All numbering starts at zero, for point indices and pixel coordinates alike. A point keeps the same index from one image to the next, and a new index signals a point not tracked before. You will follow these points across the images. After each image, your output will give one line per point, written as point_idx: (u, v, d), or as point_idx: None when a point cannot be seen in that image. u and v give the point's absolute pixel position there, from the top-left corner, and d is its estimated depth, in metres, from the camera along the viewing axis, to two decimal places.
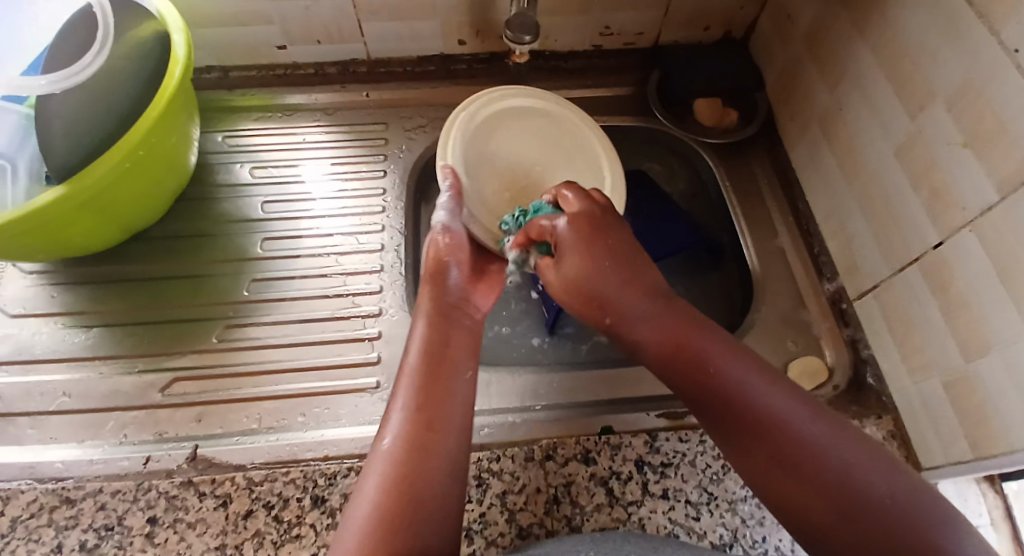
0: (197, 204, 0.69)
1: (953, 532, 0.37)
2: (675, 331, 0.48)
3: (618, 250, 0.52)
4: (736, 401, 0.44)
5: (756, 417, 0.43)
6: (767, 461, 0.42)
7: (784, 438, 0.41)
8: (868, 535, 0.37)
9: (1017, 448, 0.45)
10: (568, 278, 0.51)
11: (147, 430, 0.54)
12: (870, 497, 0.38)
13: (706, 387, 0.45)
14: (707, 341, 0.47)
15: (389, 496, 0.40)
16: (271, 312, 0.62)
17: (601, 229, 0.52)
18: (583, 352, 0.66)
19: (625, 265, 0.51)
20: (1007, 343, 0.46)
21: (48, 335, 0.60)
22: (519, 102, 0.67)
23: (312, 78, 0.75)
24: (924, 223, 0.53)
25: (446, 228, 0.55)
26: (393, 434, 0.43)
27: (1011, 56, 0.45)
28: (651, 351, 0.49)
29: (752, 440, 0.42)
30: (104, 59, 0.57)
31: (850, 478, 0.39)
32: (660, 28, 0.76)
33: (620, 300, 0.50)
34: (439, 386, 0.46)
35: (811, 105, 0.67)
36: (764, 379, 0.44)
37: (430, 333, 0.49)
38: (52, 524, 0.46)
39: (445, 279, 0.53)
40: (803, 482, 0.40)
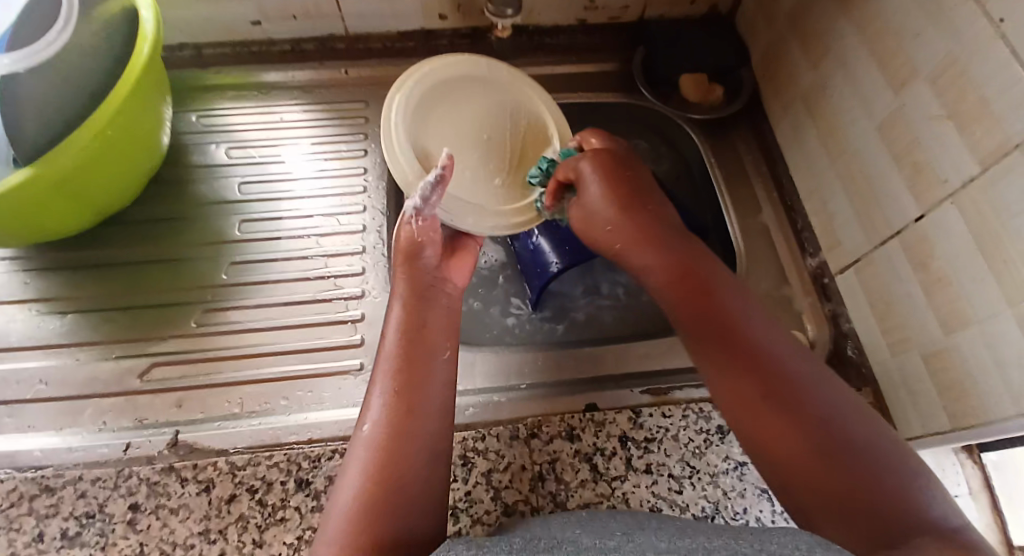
0: (173, 186, 0.67)
1: (930, 499, 0.38)
2: (683, 262, 0.50)
3: (651, 199, 0.54)
4: (749, 340, 0.45)
5: (761, 358, 0.44)
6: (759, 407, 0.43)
7: (778, 378, 0.43)
8: (848, 494, 0.39)
9: (995, 419, 0.46)
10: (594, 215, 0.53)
11: (128, 417, 0.54)
12: (855, 459, 0.40)
13: (718, 326, 0.46)
14: (711, 276, 0.49)
15: (371, 483, 0.41)
16: (251, 296, 0.61)
17: (639, 181, 0.55)
18: (558, 332, 0.65)
19: (650, 208, 0.54)
20: (987, 315, 0.46)
21: (22, 323, 0.59)
22: (436, 79, 0.58)
23: (289, 55, 0.73)
24: (906, 199, 0.53)
25: (417, 212, 0.51)
26: (371, 420, 0.44)
27: (996, 27, 0.44)
28: (660, 278, 0.51)
29: (745, 374, 0.44)
30: (70, 35, 0.54)
31: (840, 436, 0.41)
32: (645, 3, 0.75)
33: (639, 237, 0.52)
34: (416, 369, 0.46)
35: (795, 81, 0.67)
36: (774, 327, 0.47)
37: (407, 317, 0.48)
38: (33, 513, 0.46)
39: (419, 260, 0.51)
40: (791, 436, 0.41)
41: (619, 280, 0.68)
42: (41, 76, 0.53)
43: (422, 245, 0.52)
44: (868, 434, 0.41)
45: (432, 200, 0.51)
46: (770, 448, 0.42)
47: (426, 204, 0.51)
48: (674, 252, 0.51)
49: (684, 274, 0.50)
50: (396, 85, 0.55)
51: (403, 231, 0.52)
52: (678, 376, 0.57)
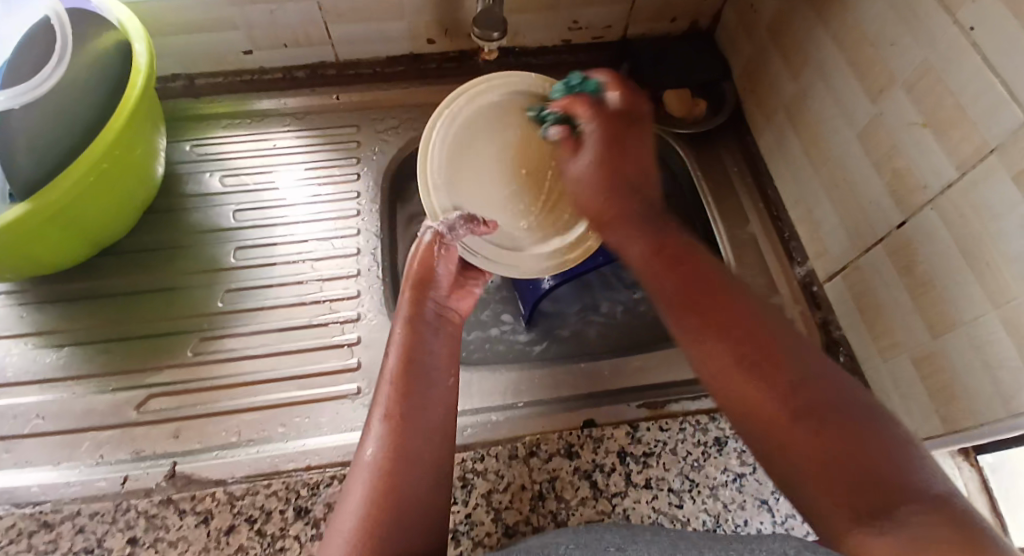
0: (167, 215, 0.68)
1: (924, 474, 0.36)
2: (657, 239, 0.49)
3: (625, 161, 0.52)
4: (736, 311, 0.43)
5: (738, 320, 0.43)
6: (734, 359, 0.41)
7: (754, 340, 0.42)
8: (832, 456, 0.37)
9: (987, 422, 0.47)
10: (586, 172, 0.53)
11: (125, 449, 0.53)
12: (844, 423, 0.38)
13: (702, 298, 0.44)
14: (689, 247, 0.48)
15: (374, 507, 0.41)
16: (248, 322, 0.62)
17: (620, 142, 0.52)
18: (532, 353, 0.65)
19: (625, 169, 0.52)
20: (973, 318, 0.47)
21: (19, 357, 0.59)
22: (497, 94, 0.59)
23: (281, 83, 0.74)
24: (887, 204, 0.54)
25: (443, 235, 0.53)
26: (374, 444, 0.44)
27: (967, 35, 0.46)
28: (634, 245, 0.50)
29: (727, 336, 0.42)
30: (65, 70, 0.56)
31: (830, 407, 0.38)
32: (628, 21, 0.76)
33: (616, 206, 0.51)
34: (416, 394, 0.46)
35: (777, 93, 0.68)
36: (739, 282, 0.46)
37: (409, 338, 0.49)
38: (32, 549, 0.46)
39: (428, 286, 0.52)
40: (774, 394, 0.40)
41: (617, 298, 0.69)
42: (37, 111, 0.55)
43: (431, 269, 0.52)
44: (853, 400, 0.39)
45: (462, 235, 0.54)
46: (766, 435, 0.40)
47: (451, 229, 0.53)
48: (644, 214, 0.50)
49: (658, 241, 0.48)
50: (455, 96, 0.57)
51: (427, 242, 0.52)
52: (675, 388, 0.58)
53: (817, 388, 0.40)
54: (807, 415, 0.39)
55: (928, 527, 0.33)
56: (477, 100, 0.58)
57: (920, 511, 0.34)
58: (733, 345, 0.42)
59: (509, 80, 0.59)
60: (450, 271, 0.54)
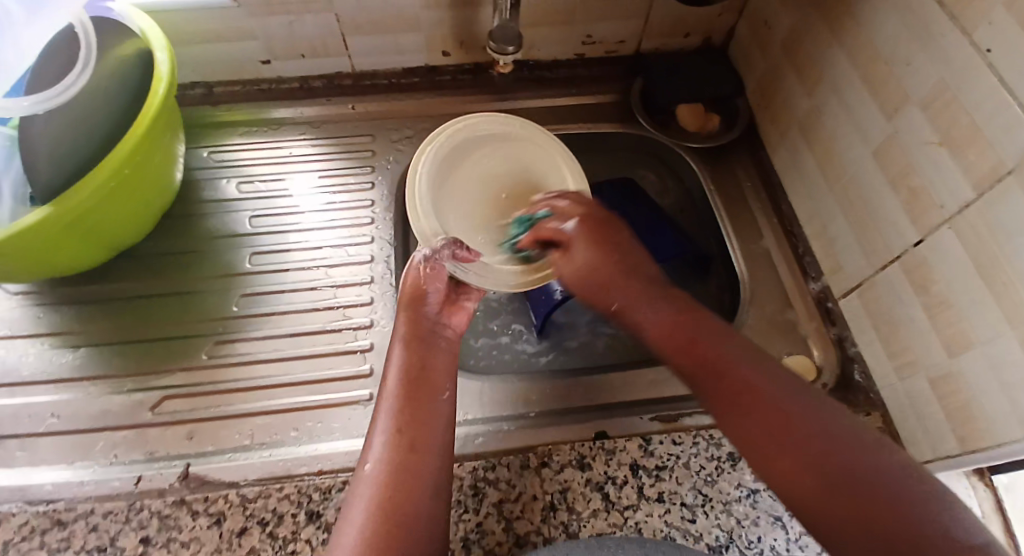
0: (184, 220, 0.69)
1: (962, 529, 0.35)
2: (677, 319, 0.49)
3: (626, 248, 0.54)
4: (759, 386, 0.43)
5: (761, 391, 0.43)
6: (761, 427, 0.41)
7: (778, 411, 0.41)
8: (870, 519, 0.36)
9: (1004, 441, 0.46)
10: (580, 264, 0.54)
11: (138, 450, 0.54)
12: (878, 484, 0.37)
13: (731, 377, 0.44)
14: (706, 324, 0.48)
15: (376, 519, 0.41)
16: (261, 327, 0.62)
17: (607, 228, 0.55)
18: (538, 363, 0.66)
19: (627, 258, 0.54)
20: (988, 337, 0.47)
21: (35, 356, 0.59)
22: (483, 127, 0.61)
23: (298, 92, 0.75)
24: (903, 222, 0.54)
25: (427, 259, 0.54)
26: (374, 459, 0.44)
27: (983, 56, 0.46)
28: (658, 334, 0.49)
29: (752, 406, 0.42)
30: (86, 79, 0.56)
31: (862, 470, 0.38)
32: (642, 37, 0.77)
33: (630, 291, 0.52)
34: (418, 410, 0.46)
35: (791, 110, 0.69)
36: (756, 356, 0.45)
37: (409, 355, 0.50)
38: (44, 547, 0.46)
39: (421, 305, 0.53)
40: (802, 460, 0.39)
41: None
42: (60, 124, 0.56)
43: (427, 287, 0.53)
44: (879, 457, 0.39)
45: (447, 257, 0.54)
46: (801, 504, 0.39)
47: (434, 252, 0.54)
48: (660, 302, 0.51)
49: (673, 321, 0.49)
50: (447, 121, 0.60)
51: (415, 264, 0.54)
52: (688, 401, 0.58)
53: (847, 448, 0.39)
54: (839, 482, 0.38)
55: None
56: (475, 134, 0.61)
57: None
58: (760, 427, 0.41)
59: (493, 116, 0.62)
60: (441, 289, 0.54)
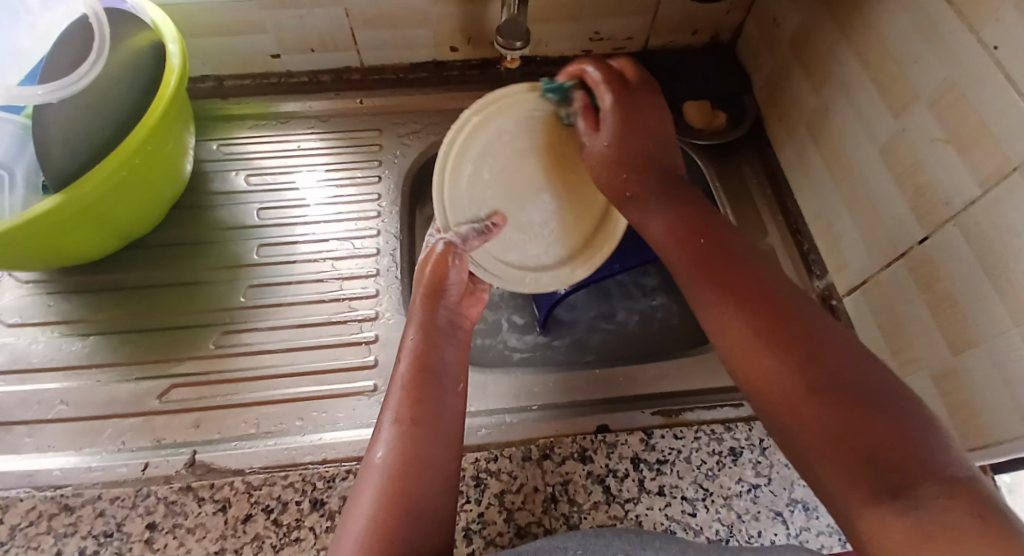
0: (194, 211, 0.69)
1: (946, 454, 0.35)
2: (687, 234, 0.49)
3: (657, 141, 0.54)
4: (763, 295, 0.43)
5: (765, 300, 0.43)
6: (754, 337, 0.42)
7: (780, 320, 0.42)
8: (860, 432, 0.36)
9: (1007, 437, 0.46)
10: (607, 146, 0.52)
11: (145, 437, 0.54)
12: (867, 395, 0.37)
13: (739, 286, 0.44)
14: (720, 239, 0.48)
15: (385, 506, 0.41)
16: (268, 318, 0.63)
17: (636, 117, 0.53)
18: (512, 358, 0.66)
19: (656, 157, 0.53)
20: (992, 335, 0.47)
21: (44, 344, 0.60)
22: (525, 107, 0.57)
23: (307, 86, 0.76)
24: (909, 219, 0.54)
25: (457, 256, 0.54)
26: (385, 446, 0.44)
27: (991, 53, 0.46)
28: (669, 244, 0.49)
29: (753, 310, 0.43)
30: (100, 69, 0.57)
31: (852, 384, 0.38)
32: (650, 33, 0.77)
33: (645, 187, 0.52)
34: (429, 400, 0.47)
35: (798, 107, 0.68)
36: (760, 280, 0.45)
37: (425, 342, 0.50)
38: (51, 532, 0.46)
39: (442, 296, 0.53)
40: (792, 370, 0.39)
41: (634, 308, 0.70)
42: (70, 104, 0.57)
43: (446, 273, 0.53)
44: (880, 381, 0.38)
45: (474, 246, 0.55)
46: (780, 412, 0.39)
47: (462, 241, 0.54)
48: (667, 212, 0.50)
49: (683, 235, 0.49)
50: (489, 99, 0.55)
51: (440, 250, 0.53)
52: (688, 397, 0.58)
53: (840, 365, 0.39)
54: (835, 397, 0.37)
55: (947, 505, 0.32)
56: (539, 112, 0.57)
57: (938, 487, 0.33)
58: (762, 342, 0.41)
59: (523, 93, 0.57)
60: (461, 280, 0.54)
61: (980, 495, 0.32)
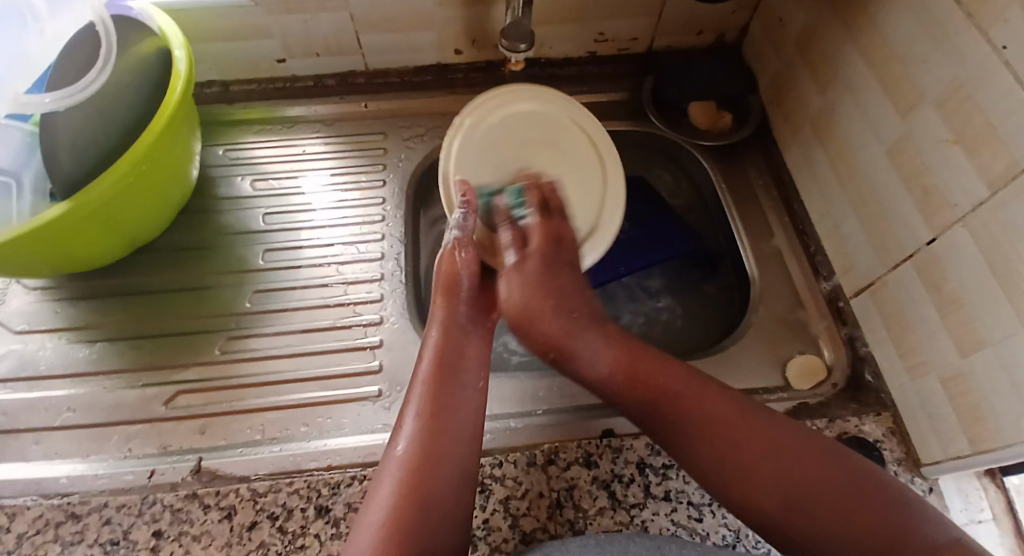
0: (200, 216, 0.70)
1: (925, 524, 0.40)
2: (631, 364, 0.50)
3: (574, 281, 0.56)
4: (715, 412, 0.46)
5: (721, 417, 0.45)
6: (728, 454, 0.44)
7: (743, 427, 0.45)
8: (854, 529, 0.40)
9: (1015, 443, 0.46)
10: (517, 294, 0.54)
11: (152, 444, 0.54)
12: (845, 488, 0.42)
13: (693, 409, 0.46)
14: (658, 365, 0.49)
15: (403, 496, 0.42)
16: (273, 323, 0.63)
17: (562, 266, 0.56)
18: (511, 362, 0.66)
19: (575, 300, 0.54)
20: (1000, 339, 0.46)
21: (52, 351, 0.60)
22: (529, 106, 0.65)
23: (312, 90, 0.76)
24: (916, 221, 0.54)
25: (461, 243, 0.56)
26: (406, 440, 0.45)
27: (999, 54, 0.45)
28: (615, 382, 0.50)
29: (714, 429, 0.45)
30: (107, 76, 0.58)
31: (831, 478, 0.42)
32: (654, 34, 0.77)
33: (578, 327, 0.53)
34: (449, 396, 0.47)
35: (803, 107, 0.68)
36: (707, 392, 0.47)
37: (444, 340, 0.51)
38: (58, 540, 0.47)
39: (459, 294, 0.54)
40: (772, 479, 0.43)
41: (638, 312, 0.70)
42: (77, 111, 0.57)
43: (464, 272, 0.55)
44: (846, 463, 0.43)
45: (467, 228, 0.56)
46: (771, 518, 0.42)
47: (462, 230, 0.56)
48: (604, 345, 0.51)
49: (627, 364, 0.50)
50: (493, 96, 0.64)
51: (457, 252, 0.55)
52: None
53: (812, 461, 0.43)
54: (818, 495, 0.41)
55: None
56: (534, 114, 0.65)
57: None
58: (738, 457, 0.44)
59: (526, 94, 0.65)
60: (474, 274, 0.55)
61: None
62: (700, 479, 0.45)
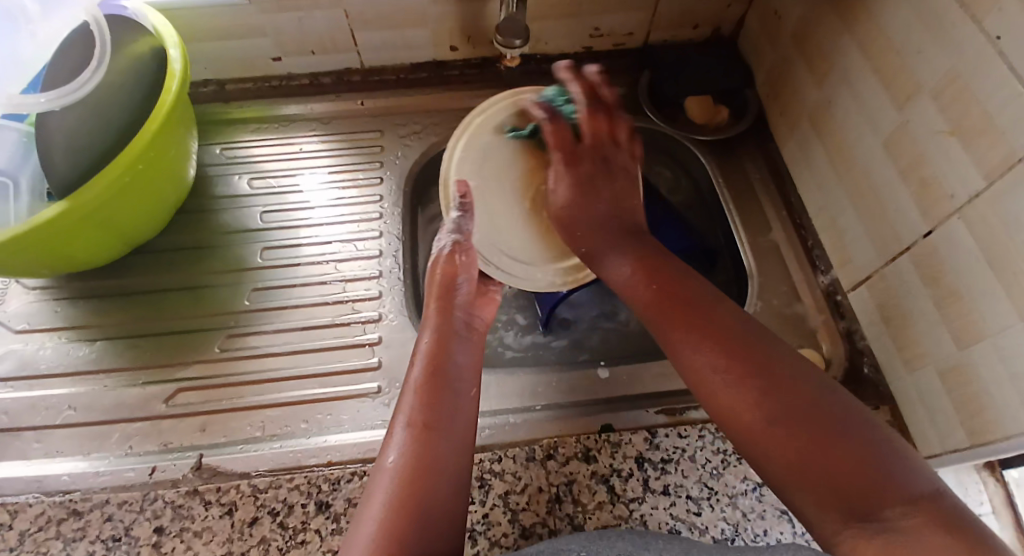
0: (197, 215, 0.70)
1: (907, 469, 0.36)
2: (649, 273, 0.51)
3: (613, 189, 0.58)
4: (719, 323, 0.45)
5: (720, 332, 0.45)
6: (716, 370, 0.43)
7: (737, 346, 0.43)
8: (824, 460, 0.37)
9: (1012, 434, 0.46)
10: (563, 197, 0.58)
11: (152, 441, 0.55)
12: (826, 421, 0.39)
13: (693, 321, 0.46)
14: (679, 276, 0.50)
15: (395, 503, 0.41)
16: (272, 321, 0.63)
17: (608, 169, 0.59)
18: (505, 356, 0.66)
19: (611, 207, 0.57)
20: (998, 331, 0.46)
21: (52, 349, 0.61)
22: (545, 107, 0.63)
23: (308, 88, 0.76)
24: (913, 213, 0.54)
25: (457, 246, 0.55)
26: (397, 451, 0.44)
27: (994, 44, 0.45)
28: (633, 287, 0.51)
29: (711, 340, 0.44)
30: (102, 76, 0.57)
31: (812, 409, 0.39)
32: (650, 29, 0.77)
33: (605, 238, 0.55)
34: (441, 404, 0.47)
35: (800, 101, 0.68)
36: (707, 311, 0.46)
37: (437, 347, 0.51)
38: (60, 536, 0.47)
39: (453, 297, 0.54)
40: (751, 401, 0.41)
41: None
42: (74, 112, 0.57)
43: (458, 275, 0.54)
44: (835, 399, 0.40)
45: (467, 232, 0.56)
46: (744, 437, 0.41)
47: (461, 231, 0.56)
48: (628, 256, 0.53)
49: (652, 269, 0.51)
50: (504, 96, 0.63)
51: (445, 258, 0.55)
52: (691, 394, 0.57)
53: (800, 389, 0.40)
54: (794, 423, 0.39)
55: (914, 526, 0.34)
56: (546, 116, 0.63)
57: (902, 509, 0.35)
58: (723, 373, 0.43)
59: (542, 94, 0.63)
60: (472, 278, 0.55)
61: (941, 510, 0.34)
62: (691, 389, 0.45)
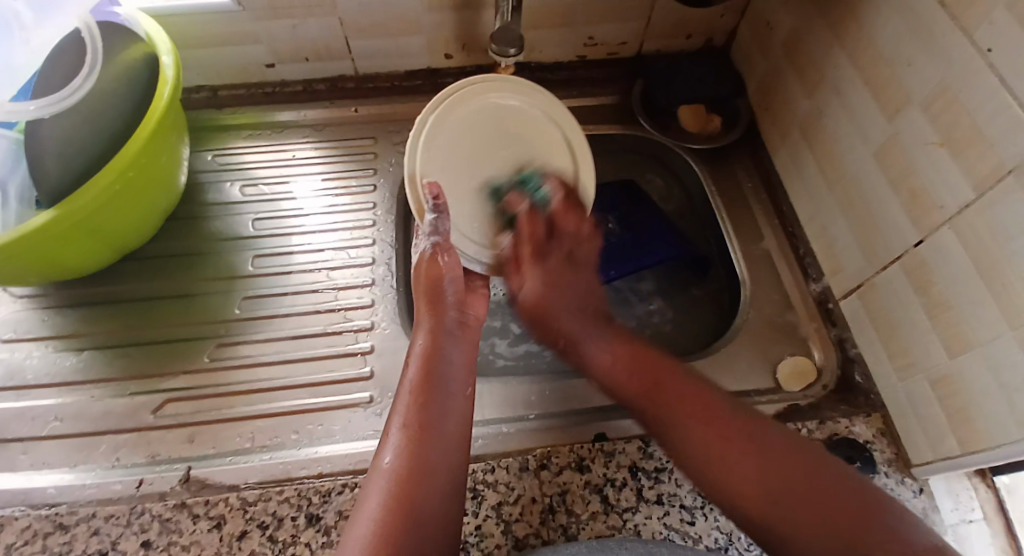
0: (188, 222, 0.69)
1: (905, 523, 0.39)
2: (631, 355, 0.52)
3: (583, 281, 0.59)
4: (702, 397, 0.47)
5: (705, 405, 0.46)
6: (711, 440, 0.44)
7: (724, 417, 0.45)
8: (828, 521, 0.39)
9: (1003, 443, 0.46)
10: (532, 296, 0.58)
11: (140, 453, 0.54)
12: (822, 483, 0.41)
13: (679, 397, 0.47)
14: (656, 356, 0.51)
15: (391, 505, 0.41)
16: (262, 330, 0.62)
17: (575, 266, 0.60)
18: (495, 365, 0.66)
19: (582, 299, 0.58)
20: (988, 341, 0.47)
21: (39, 359, 0.60)
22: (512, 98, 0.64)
23: (301, 95, 0.76)
24: (903, 223, 0.54)
25: (441, 248, 0.56)
26: (392, 452, 0.44)
27: (984, 57, 0.46)
28: (617, 370, 0.51)
29: (699, 414, 0.45)
30: (95, 82, 0.57)
31: (808, 472, 0.41)
32: (643, 38, 0.77)
33: (580, 326, 0.56)
34: (435, 405, 0.47)
35: (791, 111, 0.68)
36: (690, 383, 0.48)
37: (431, 349, 0.51)
38: (46, 550, 0.46)
39: (442, 298, 0.54)
40: (750, 466, 0.42)
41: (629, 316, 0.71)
42: (65, 120, 0.57)
43: (444, 277, 0.55)
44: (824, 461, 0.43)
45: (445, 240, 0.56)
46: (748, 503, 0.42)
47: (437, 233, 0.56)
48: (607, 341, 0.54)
49: (630, 352, 0.52)
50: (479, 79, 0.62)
51: (427, 262, 0.55)
52: None
53: (790, 453, 0.43)
54: (795, 486, 0.41)
55: None
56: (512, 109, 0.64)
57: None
58: (718, 444, 0.44)
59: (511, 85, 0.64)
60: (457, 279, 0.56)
61: None
62: (683, 465, 0.45)
